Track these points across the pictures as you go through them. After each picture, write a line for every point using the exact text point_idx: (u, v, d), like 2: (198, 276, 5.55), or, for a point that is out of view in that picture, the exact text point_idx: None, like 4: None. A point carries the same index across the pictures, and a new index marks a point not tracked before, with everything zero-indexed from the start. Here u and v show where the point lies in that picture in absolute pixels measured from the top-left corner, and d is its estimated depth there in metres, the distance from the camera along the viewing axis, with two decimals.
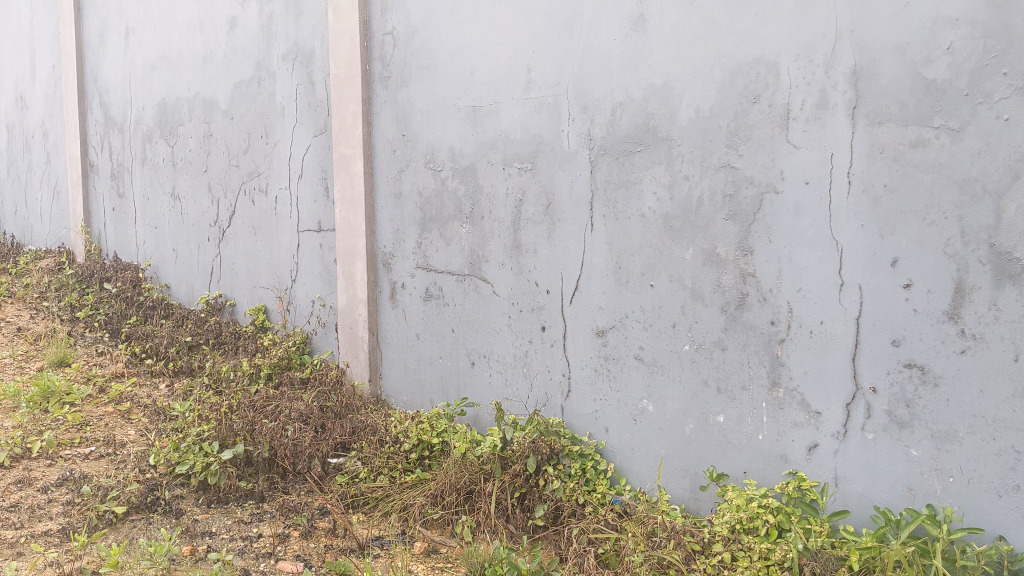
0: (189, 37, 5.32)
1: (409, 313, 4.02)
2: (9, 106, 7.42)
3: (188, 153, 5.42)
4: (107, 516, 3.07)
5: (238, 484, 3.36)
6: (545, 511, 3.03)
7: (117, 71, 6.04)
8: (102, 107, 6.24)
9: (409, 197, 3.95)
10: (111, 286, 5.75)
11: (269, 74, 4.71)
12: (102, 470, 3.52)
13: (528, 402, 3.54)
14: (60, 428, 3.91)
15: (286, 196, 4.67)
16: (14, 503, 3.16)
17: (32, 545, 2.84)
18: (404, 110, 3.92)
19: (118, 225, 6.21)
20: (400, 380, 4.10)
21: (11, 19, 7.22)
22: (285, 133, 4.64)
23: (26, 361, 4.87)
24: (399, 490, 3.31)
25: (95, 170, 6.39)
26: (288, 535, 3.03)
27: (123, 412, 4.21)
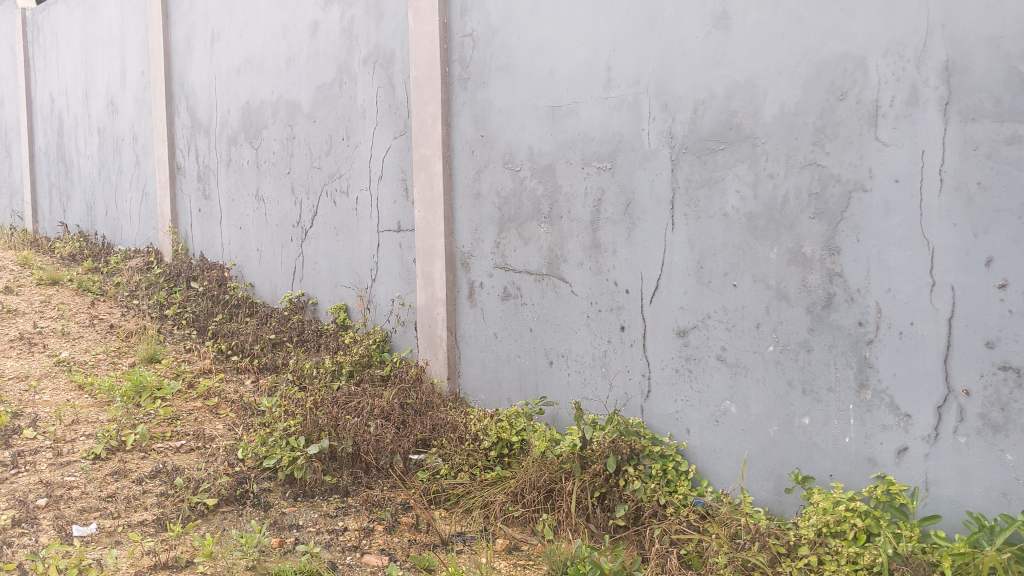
0: (272, 41, 5.45)
1: (487, 313, 4.05)
2: (100, 110, 7.68)
3: (272, 155, 5.55)
4: (200, 508, 3.17)
5: (323, 478, 3.43)
6: (626, 512, 3.00)
7: (203, 75, 6.21)
8: (189, 110, 6.42)
9: (487, 197, 3.98)
10: (198, 285, 5.92)
11: (350, 76, 4.79)
12: (193, 463, 3.63)
13: (607, 402, 3.53)
14: (153, 422, 4.03)
15: (367, 197, 4.75)
16: (110, 493, 3.28)
17: (129, 534, 2.94)
18: (483, 110, 3.95)
19: (204, 226, 6.38)
20: (478, 379, 4.13)
21: (103, 27, 7.48)
22: (365, 134, 4.71)
23: (118, 357, 5.05)
24: (480, 487, 3.34)
25: (182, 173, 6.58)
26: (373, 529, 3.08)
27: (211, 407, 4.33)
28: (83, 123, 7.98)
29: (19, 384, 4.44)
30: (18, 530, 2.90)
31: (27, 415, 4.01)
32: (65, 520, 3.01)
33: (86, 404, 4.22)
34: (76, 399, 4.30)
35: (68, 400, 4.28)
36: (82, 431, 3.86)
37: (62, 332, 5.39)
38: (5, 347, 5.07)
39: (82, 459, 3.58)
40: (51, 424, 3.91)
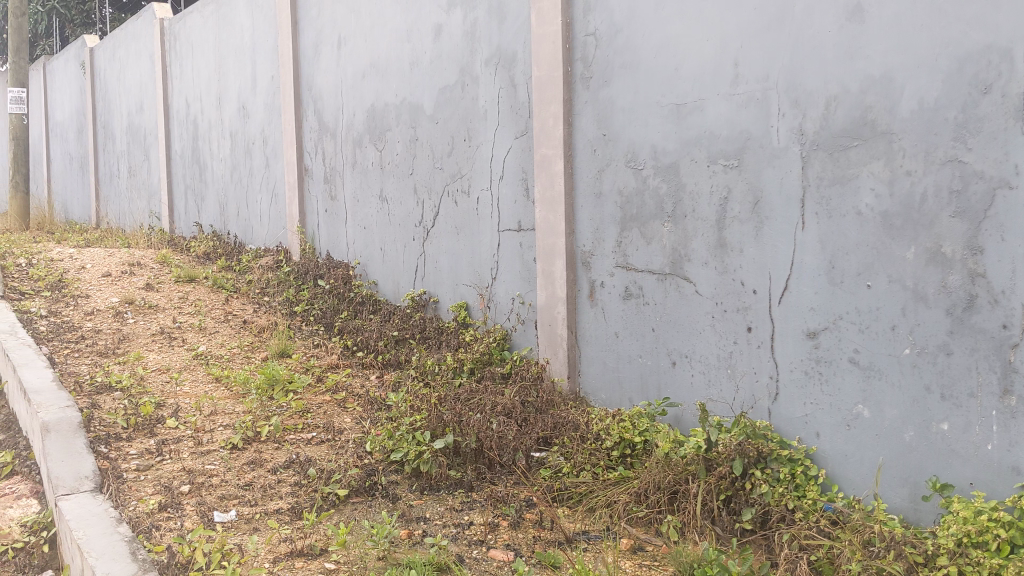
0: (396, 44, 5.57)
1: (608, 312, 4.03)
2: (232, 115, 7.99)
3: (396, 156, 5.67)
4: (331, 498, 3.28)
5: (448, 473, 3.50)
6: (753, 515, 2.96)
7: (330, 79, 6.39)
8: (316, 114, 6.62)
9: (609, 196, 3.97)
10: (325, 283, 6.10)
11: (473, 78, 4.86)
12: (324, 455, 3.75)
13: (734, 404, 3.48)
14: (286, 414, 4.19)
15: (488, 197, 4.80)
16: (248, 482, 3.42)
17: (266, 522, 3.07)
18: (606, 109, 3.95)
19: (330, 226, 6.56)
20: (598, 378, 4.11)
21: (236, 34, 7.79)
22: (487, 135, 4.77)
23: (252, 351, 5.26)
24: (602, 487, 3.32)
25: (310, 174, 6.78)
26: (498, 524, 3.13)
27: (339, 401, 4.45)
28: (216, 127, 8.32)
29: (162, 376, 4.68)
30: (165, 514, 3.07)
31: (170, 405, 4.22)
32: (207, 506, 3.16)
33: (223, 396, 4.42)
34: (214, 391, 4.50)
35: (207, 392, 4.49)
36: (220, 422, 4.04)
37: (199, 327, 5.65)
38: (147, 341, 5.35)
39: (221, 449, 3.75)
40: (192, 415, 4.11)
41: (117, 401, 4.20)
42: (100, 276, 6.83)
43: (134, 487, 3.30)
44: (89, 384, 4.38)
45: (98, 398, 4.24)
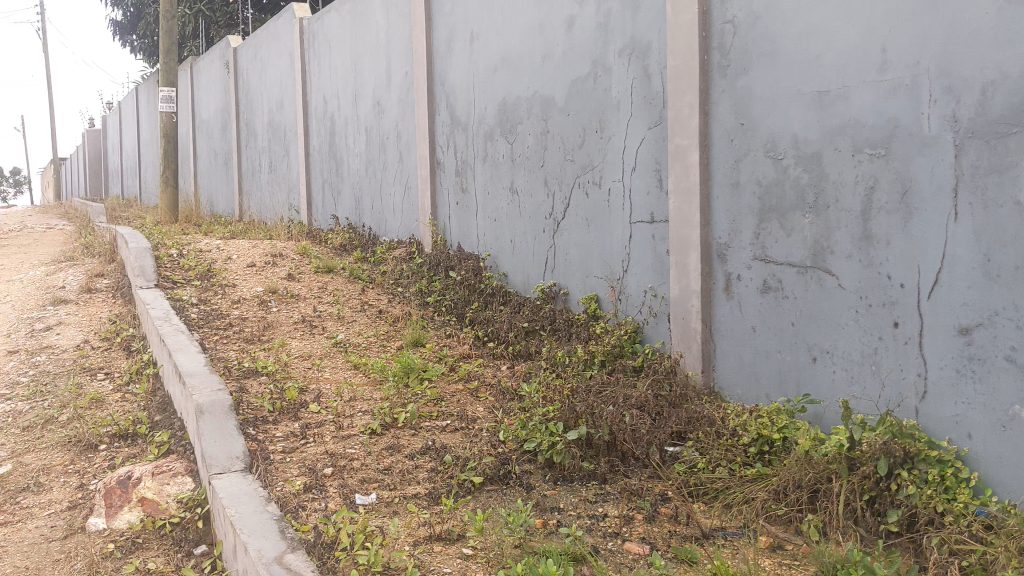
0: (528, 38, 5.58)
1: (745, 306, 3.94)
2: (366, 110, 8.17)
3: (527, 149, 5.64)
4: (467, 485, 3.33)
5: (582, 464, 3.51)
6: (900, 517, 2.85)
7: (462, 73, 6.46)
8: (448, 109, 6.70)
9: (747, 186, 3.88)
10: (456, 274, 6.18)
11: (606, 69, 4.83)
12: (459, 442, 3.81)
13: (879, 402, 3.36)
14: (421, 402, 4.28)
15: (619, 188, 4.76)
16: (387, 466, 3.52)
17: (405, 506, 3.15)
18: (744, 98, 3.86)
19: (461, 219, 6.58)
20: (734, 373, 4.02)
21: (372, 32, 7.98)
22: (620, 126, 4.73)
23: (387, 340, 5.41)
24: (739, 483, 3.26)
25: (441, 168, 6.85)
26: (633, 517, 3.11)
27: (472, 389, 4.51)
28: (352, 123, 8.52)
29: (304, 362, 4.87)
30: (310, 494, 3.20)
31: (312, 390, 4.38)
32: (349, 488, 3.27)
33: (362, 383, 4.56)
34: (353, 377, 4.65)
35: (347, 378, 4.64)
36: (359, 408, 4.17)
37: (338, 316, 5.84)
38: (290, 329, 5.56)
39: (361, 434, 3.87)
40: (333, 400, 4.26)
41: (263, 385, 4.39)
42: (245, 266, 7.14)
43: (281, 468, 3.45)
44: (237, 369, 4.60)
45: (246, 382, 4.45)
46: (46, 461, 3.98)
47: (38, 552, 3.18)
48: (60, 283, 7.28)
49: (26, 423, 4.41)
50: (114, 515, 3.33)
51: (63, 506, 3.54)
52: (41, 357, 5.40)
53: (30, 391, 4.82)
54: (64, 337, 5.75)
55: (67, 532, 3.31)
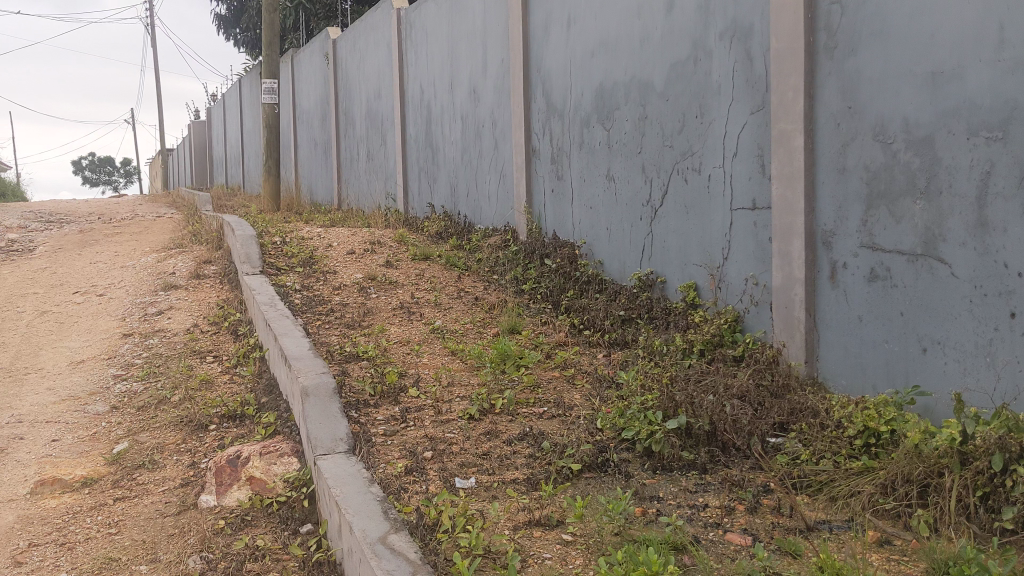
0: (626, 21, 5.52)
1: (851, 295, 3.83)
2: (463, 98, 8.21)
3: (624, 135, 5.59)
4: (566, 471, 3.34)
5: (681, 454, 3.46)
6: (1015, 515, 2.71)
7: (558, 59, 6.42)
8: (544, 95, 6.67)
9: (854, 171, 3.77)
10: (552, 261, 6.18)
11: (706, 53, 4.74)
12: (556, 429, 3.81)
13: (994, 395, 3.23)
14: (518, 388, 4.29)
15: (720, 174, 4.68)
16: (485, 451, 3.55)
17: (504, 490, 3.17)
18: (852, 80, 3.75)
19: (556, 206, 6.53)
20: (839, 363, 3.92)
21: (469, 19, 8.01)
22: (721, 111, 4.65)
23: (483, 326, 5.45)
24: (845, 476, 3.17)
25: (536, 155, 6.82)
26: (735, 508, 3.07)
27: (568, 376, 4.50)
28: (448, 111, 8.58)
29: (403, 348, 4.95)
30: (411, 477, 3.26)
31: (411, 375, 4.45)
32: (449, 472, 3.32)
33: (459, 368, 4.60)
34: (450, 363, 4.70)
35: (444, 364, 4.69)
36: (457, 393, 4.21)
37: (435, 302, 5.91)
38: (389, 314, 5.66)
39: (459, 418, 3.92)
40: (432, 385, 4.32)
41: (364, 369, 4.49)
42: (345, 253, 7.29)
43: (383, 450, 3.52)
44: (339, 353, 4.70)
45: (347, 366, 4.55)
46: (160, 440, 4.15)
47: (153, 526, 3.32)
48: (170, 269, 7.56)
49: (141, 403, 4.60)
50: (224, 493, 3.46)
51: (177, 483, 3.68)
52: (154, 340, 5.62)
53: (144, 372, 5.02)
54: (175, 321, 5.97)
55: (181, 508, 3.45)
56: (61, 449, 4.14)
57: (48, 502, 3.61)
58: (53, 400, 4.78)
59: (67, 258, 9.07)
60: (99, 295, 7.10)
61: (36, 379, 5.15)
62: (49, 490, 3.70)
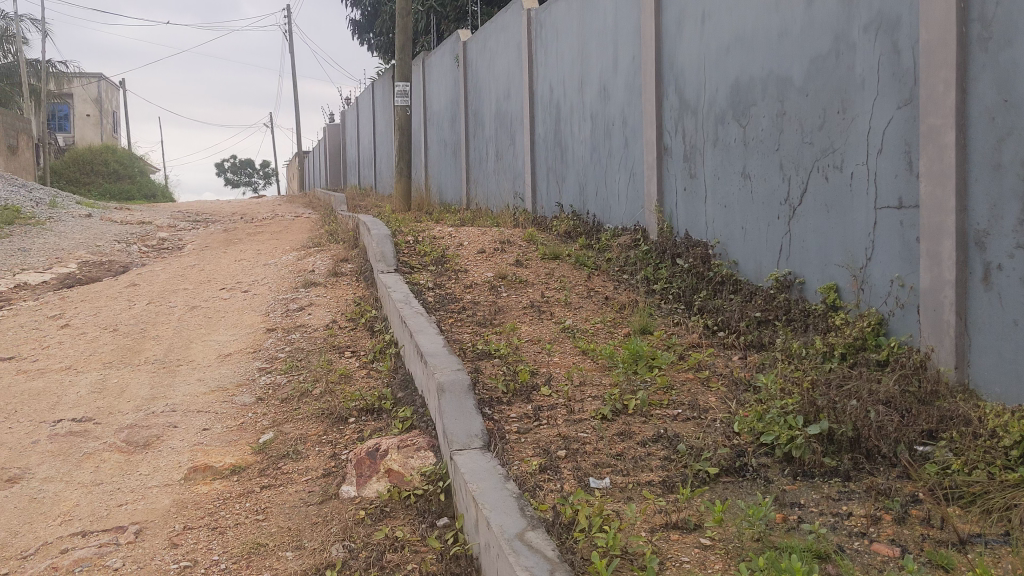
0: (763, 16, 5.39)
1: (1007, 298, 3.62)
2: (593, 96, 8.18)
3: (760, 132, 5.47)
4: (702, 475, 3.29)
5: (822, 460, 3.35)
6: None
7: (691, 55, 6.32)
8: (676, 92, 6.58)
9: (1010, 168, 3.58)
10: (685, 261, 6.10)
11: (849, 46, 4.59)
12: (692, 432, 3.76)
13: None
14: (651, 389, 4.25)
15: (864, 172, 4.51)
16: (619, 452, 3.53)
17: (640, 492, 3.15)
18: (1009, 72, 3.56)
19: (689, 204, 6.43)
20: (993, 370, 3.70)
21: (600, 18, 7.98)
22: (865, 106, 4.48)
23: (614, 326, 5.42)
24: (1000, 488, 2.98)
25: (668, 153, 6.74)
26: (881, 517, 2.95)
27: (703, 378, 4.42)
28: (578, 110, 8.57)
29: (535, 346, 4.98)
30: (546, 475, 3.28)
31: (543, 374, 4.47)
32: (583, 472, 3.32)
33: (591, 368, 4.59)
34: (582, 363, 4.69)
35: (576, 363, 4.69)
36: (589, 393, 4.20)
37: (566, 301, 5.92)
38: (520, 313, 5.70)
39: (592, 418, 3.92)
40: (565, 384, 4.33)
41: (497, 367, 4.54)
42: (476, 252, 7.38)
43: (517, 447, 3.56)
44: (472, 351, 4.77)
45: (480, 364, 4.61)
46: (302, 431, 4.30)
47: (298, 514, 3.45)
48: (310, 267, 7.82)
49: (284, 395, 4.79)
50: (364, 484, 3.56)
51: (319, 473, 3.81)
52: (295, 335, 5.83)
53: (287, 365, 5.22)
54: (315, 316, 6.18)
55: (323, 497, 3.57)
56: (211, 437, 4.35)
57: (201, 487, 3.79)
58: (204, 390, 5.02)
59: (213, 256, 9.50)
60: (244, 291, 7.42)
61: (188, 370, 5.42)
62: (202, 477, 3.89)
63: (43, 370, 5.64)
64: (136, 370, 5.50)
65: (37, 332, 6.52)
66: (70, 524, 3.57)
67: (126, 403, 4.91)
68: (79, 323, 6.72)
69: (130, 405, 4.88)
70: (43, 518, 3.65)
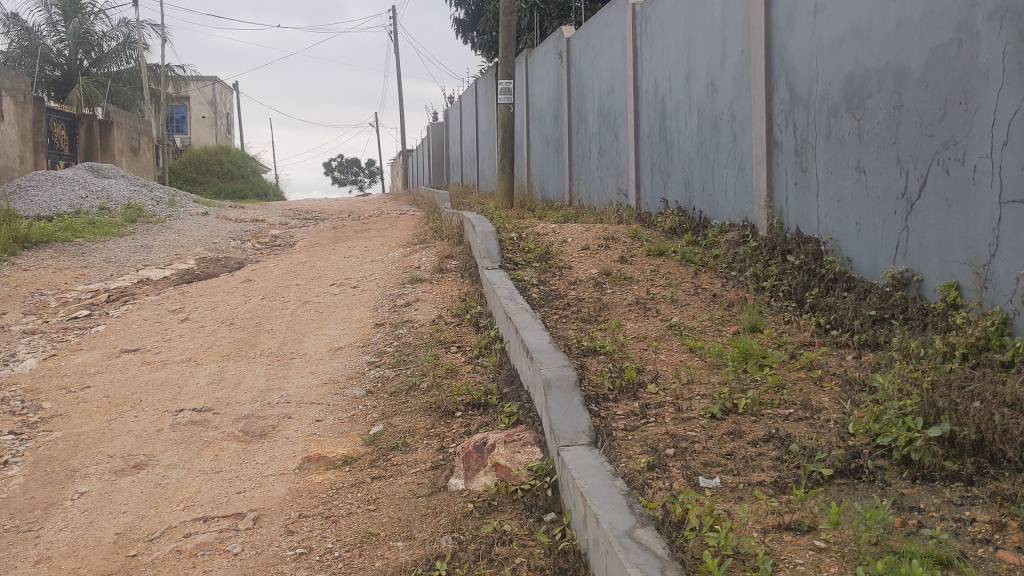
0: (880, 5, 5.22)
1: None
2: (700, 90, 8.06)
3: (876, 125, 5.30)
4: (816, 476, 3.22)
5: (943, 464, 3.22)
6: None
7: (803, 46, 6.17)
8: (787, 85, 6.42)
9: None
10: (795, 258, 5.97)
11: (971, 35, 4.40)
12: (804, 432, 3.67)
13: None
14: (762, 388, 4.18)
15: (987, 165, 4.33)
16: (729, 451, 3.48)
17: (751, 492, 3.11)
18: None
19: (799, 200, 6.27)
20: None
21: (707, 11, 7.85)
22: (989, 97, 4.30)
23: (722, 324, 5.33)
24: None
25: (778, 147, 6.59)
26: (1006, 524, 2.81)
27: (815, 377, 4.31)
28: (684, 105, 8.46)
29: (641, 344, 4.94)
30: (654, 473, 3.26)
31: (650, 371, 4.44)
32: (693, 470, 3.29)
33: (699, 366, 4.53)
34: (689, 360, 4.64)
35: (683, 361, 4.63)
36: (698, 391, 4.15)
37: (672, 298, 5.86)
38: (625, 310, 5.68)
39: (701, 417, 3.87)
40: (672, 381, 4.29)
41: (602, 364, 4.53)
42: (580, 249, 7.38)
43: (624, 445, 3.54)
44: (577, 347, 4.78)
45: (586, 360, 4.61)
46: (411, 424, 4.38)
47: (408, 505, 3.52)
48: (416, 263, 7.94)
49: (393, 389, 4.88)
50: (471, 478, 3.61)
51: (427, 466, 3.87)
52: (403, 330, 5.94)
53: (395, 359, 5.32)
54: (421, 312, 6.28)
55: (433, 489, 3.63)
56: (324, 428, 4.47)
57: (314, 477, 3.90)
58: (316, 383, 5.16)
59: (323, 253, 9.74)
60: (352, 287, 7.58)
61: (300, 363, 5.58)
62: (315, 467, 4.01)
63: (165, 361, 5.89)
64: (252, 362, 5.69)
65: (160, 325, 6.81)
66: (192, 510, 3.72)
67: (243, 394, 5.09)
68: (198, 317, 7.00)
69: (247, 396, 5.05)
70: (168, 503, 3.81)
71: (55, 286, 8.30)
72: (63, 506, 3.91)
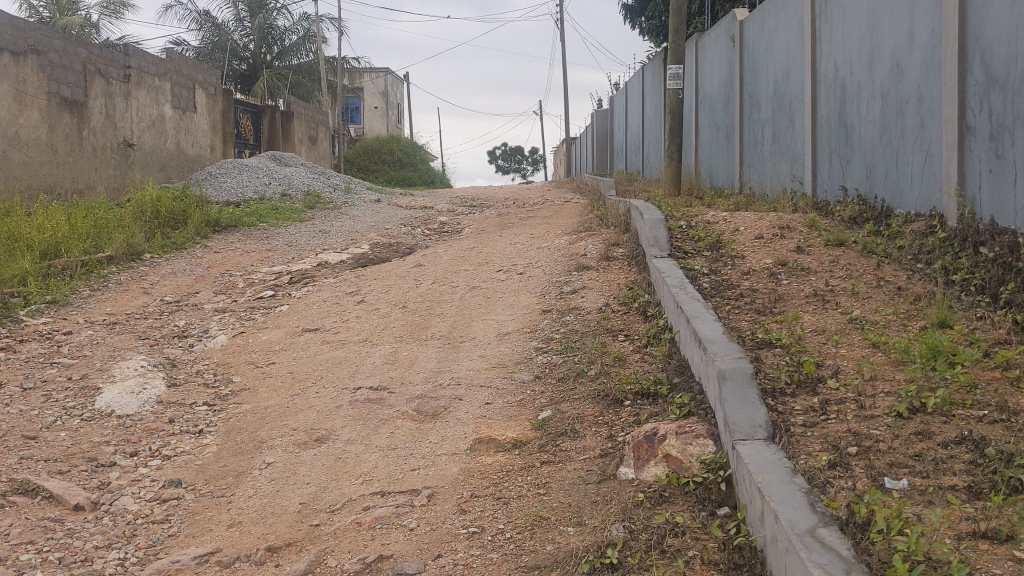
0: None
1: None
2: (885, 73, 7.66)
3: None
4: (1014, 483, 3.01)
5: None
6: None
7: (1001, 24, 5.75)
8: (983, 66, 6.00)
9: None
10: (990, 251, 5.60)
11: None
12: (1001, 436, 3.43)
13: None
14: (952, 388, 3.94)
15: None
16: (917, 452, 3.31)
17: (942, 496, 2.94)
18: None
19: (995, 188, 5.86)
20: None
21: None
22: None
23: (908, 319, 5.06)
24: None
25: (971, 132, 6.18)
26: None
27: (1012, 378, 4.01)
28: (867, 89, 8.07)
29: (819, 337, 4.76)
30: (835, 472, 3.15)
31: (830, 366, 4.27)
32: (878, 471, 3.14)
33: (883, 362, 4.33)
34: (872, 356, 4.43)
35: (865, 356, 4.43)
36: (882, 388, 3.96)
37: (852, 291, 5.61)
38: (802, 301, 5.49)
39: (886, 416, 3.69)
40: (854, 377, 4.11)
41: (779, 357, 4.40)
42: (753, 238, 7.18)
43: (803, 441, 3.43)
44: (751, 339, 4.66)
45: (761, 353, 4.49)
46: (580, 410, 4.39)
47: (578, 491, 3.53)
48: (582, 251, 7.95)
49: (561, 375, 4.91)
50: (642, 467, 3.58)
51: (596, 453, 3.87)
52: (570, 317, 5.95)
53: (563, 346, 5.34)
54: (588, 299, 6.28)
55: (602, 476, 3.62)
56: (493, 411, 4.54)
57: (485, 458, 3.98)
58: (486, 366, 5.26)
59: (491, 239, 9.90)
60: (519, 273, 7.66)
61: (470, 347, 5.69)
62: (486, 448, 4.09)
63: (344, 341, 6.14)
64: (424, 345, 5.86)
65: (338, 307, 7.11)
66: (371, 484, 3.87)
67: (416, 375, 5.25)
68: (373, 299, 7.26)
69: (420, 377, 5.21)
70: (347, 477, 3.98)
71: (242, 267, 8.80)
72: (252, 475, 4.16)
